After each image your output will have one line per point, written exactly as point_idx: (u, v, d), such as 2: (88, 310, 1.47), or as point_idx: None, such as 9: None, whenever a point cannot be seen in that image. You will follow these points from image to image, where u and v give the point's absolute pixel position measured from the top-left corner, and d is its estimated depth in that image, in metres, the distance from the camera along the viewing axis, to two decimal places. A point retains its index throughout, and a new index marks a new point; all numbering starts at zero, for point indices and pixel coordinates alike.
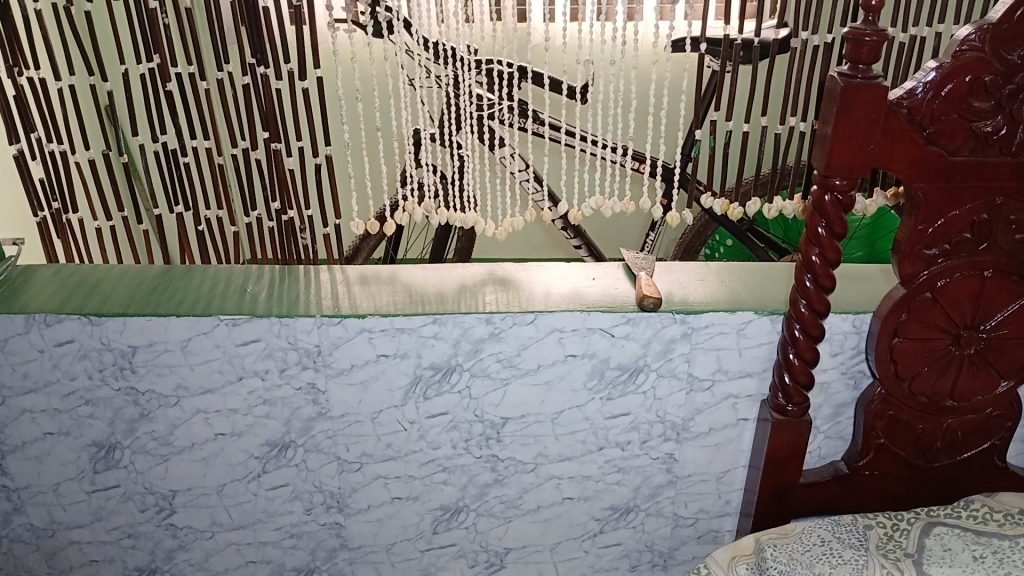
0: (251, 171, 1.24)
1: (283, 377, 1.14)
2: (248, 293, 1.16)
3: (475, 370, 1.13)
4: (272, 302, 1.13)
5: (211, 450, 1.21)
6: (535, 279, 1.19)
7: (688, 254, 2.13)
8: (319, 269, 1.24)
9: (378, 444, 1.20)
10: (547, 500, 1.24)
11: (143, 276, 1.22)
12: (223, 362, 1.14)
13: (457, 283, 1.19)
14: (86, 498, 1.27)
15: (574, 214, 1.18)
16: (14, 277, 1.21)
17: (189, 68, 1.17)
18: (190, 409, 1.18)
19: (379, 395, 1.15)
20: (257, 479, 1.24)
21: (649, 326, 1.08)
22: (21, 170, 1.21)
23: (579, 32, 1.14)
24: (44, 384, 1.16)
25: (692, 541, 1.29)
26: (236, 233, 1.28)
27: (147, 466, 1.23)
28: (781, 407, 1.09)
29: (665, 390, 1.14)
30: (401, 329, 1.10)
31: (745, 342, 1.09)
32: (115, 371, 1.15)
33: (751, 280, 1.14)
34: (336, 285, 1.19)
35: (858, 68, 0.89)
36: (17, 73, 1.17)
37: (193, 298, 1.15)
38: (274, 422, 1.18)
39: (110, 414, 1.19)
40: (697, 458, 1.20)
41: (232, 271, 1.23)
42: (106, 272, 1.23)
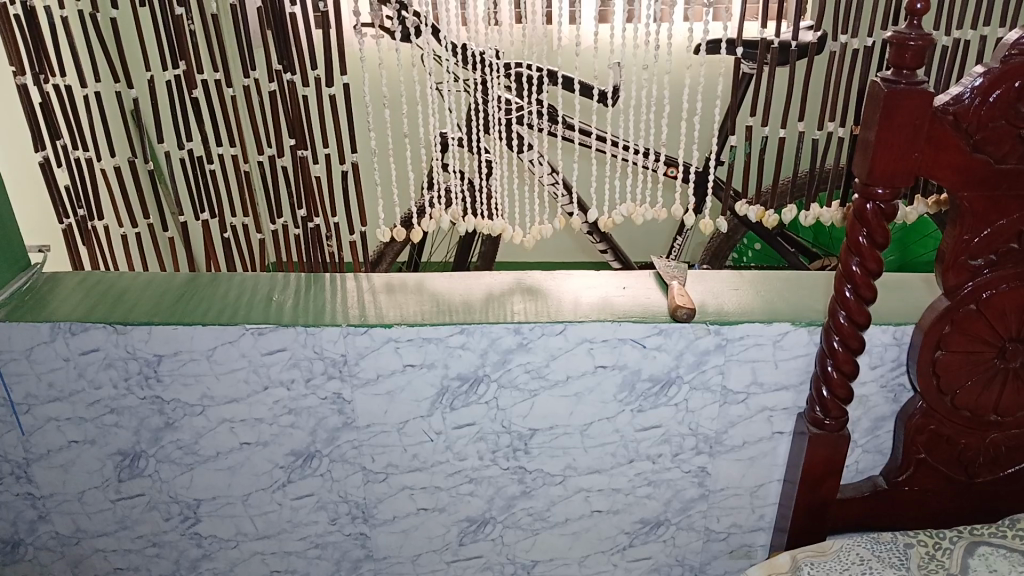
0: (276, 179, 1.22)
1: (309, 387, 1.13)
2: (274, 303, 1.15)
3: (503, 381, 1.11)
4: (298, 311, 1.12)
5: (237, 460, 1.20)
6: (564, 288, 1.17)
7: (716, 258, 2.10)
8: (344, 278, 1.23)
9: (405, 455, 1.18)
10: (576, 513, 1.21)
11: (168, 285, 1.21)
12: (249, 371, 1.13)
13: (485, 292, 1.17)
14: (111, 506, 1.26)
15: (606, 220, 1.16)
16: (42, 285, 1.21)
17: (215, 74, 1.16)
18: (215, 418, 1.17)
19: (406, 405, 1.14)
20: (282, 489, 1.22)
21: (682, 337, 1.05)
22: (47, 176, 1.22)
23: (611, 35, 1.09)
24: (70, 392, 1.16)
25: (724, 556, 1.25)
26: (262, 241, 1.27)
27: (172, 475, 1.22)
28: (818, 421, 1.06)
29: (698, 403, 1.10)
30: (428, 338, 1.08)
31: (781, 353, 1.06)
32: (141, 380, 1.14)
33: (786, 290, 1.11)
34: (361, 294, 1.18)
35: (901, 73, 0.86)
36: (43, 79, 1.17)
37: (218, 307, 1.14)
38: (299, 432, 1.17)
39: (135, 423, 1.18)
40: (731, 472, 1.16)
41: (257, 280, 1.22)
42: (133, 279, 1.22)
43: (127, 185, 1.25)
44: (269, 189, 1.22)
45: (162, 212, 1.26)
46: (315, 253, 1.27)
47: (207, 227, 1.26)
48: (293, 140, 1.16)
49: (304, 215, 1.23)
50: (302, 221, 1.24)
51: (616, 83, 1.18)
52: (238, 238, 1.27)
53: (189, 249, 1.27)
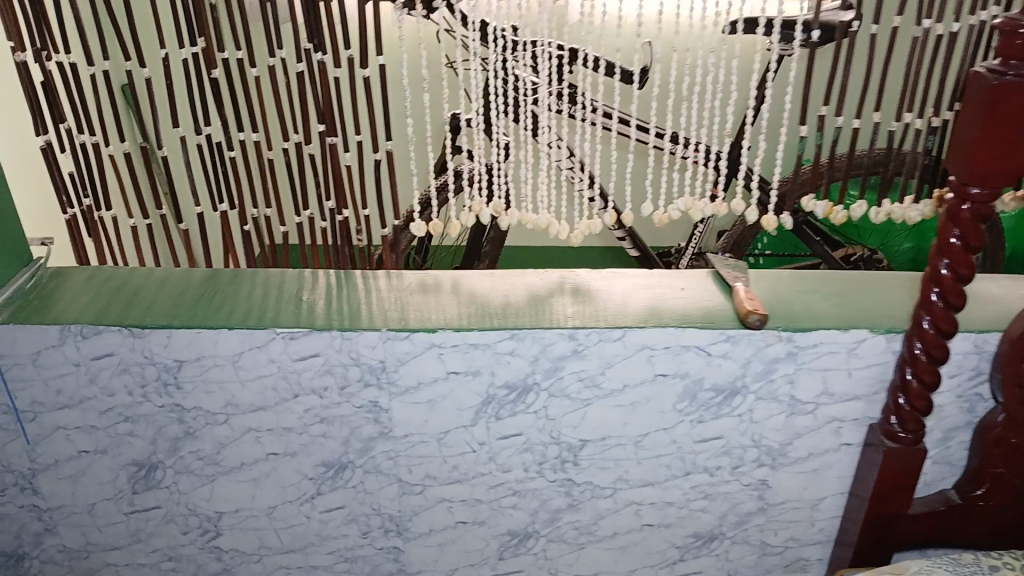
0: (303, 167, 1.13)
1: (343, 395, 1.06)
2: (305, 303, 1.06)
3: (553, 390, 1.03)
4: (332, 314, 1.04)
5: (263, 471, 1.12)
6: (616, 288, 1.09)
7: (737, 248, 2.00)
8: (376, 277, 1.14)
9: (444, 466, 1.10)
10: (625, 527, 1.13)
11: (187, 284, 1.12)
12: (278, 378, 1.05)
13: (529, 292, 1.10)
14: (124, 519, 1.18)
15: (661, 216, 1.07)
16: (49, 282, 1.12)
17: (237, 53, 1.06)
18: (240, 427, 1.09)
19: (447, 414, 1.06)
20: (311, 502, 1.14)
21: (751, 344, 0.97)
22: (50, 163, 1.12)
23: (674, 16, 0.99)
24: (80, 400, 1.08)
25: (779, 570, 1.18)
26: (286, 234, 1.17)
27: (192, 487, 1.14)
28: (892, 433, 1.00)
29: (763, 414, 1.03)
30: (475, 344, 1.00)
31: (855, 362, 0.99)
32: (159, 387, 1.06)
33: (858, 292, 1.04)
34: (395, 295, 1.09)
35: (1010, 64, 0.79)
36: (45, 56, 1.07)
37: (242, 308, 1.05)
38: (331, 442, 1.09)
39: (152, 432, 1.10)
40: (792, 485, 1.09)
41: (283, 278, 1.13)
42: (147, 277, 1.14)
43: (137, 174, 1.16)
44: (293, 179, 1.13)
45: (177, 202, 1.17)
46: (341, 247, 1.18)
47: (225, 219, 1.17)
48: (322, 127, 1.07)
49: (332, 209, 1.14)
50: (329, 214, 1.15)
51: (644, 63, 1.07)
52: (258, 231, 1.18)
53: (206, 243, 1.18)
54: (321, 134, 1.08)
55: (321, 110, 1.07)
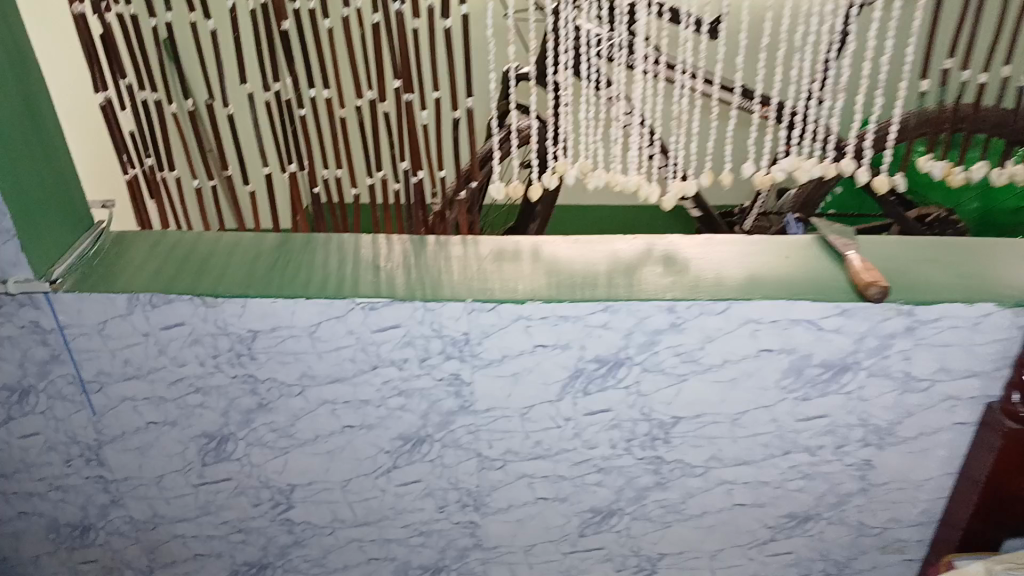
0: (376, 126, 1.06)
1: (423, 367, 1.00)
2: (383, 271, 1.01)
3: (647, 365, 0.97)
4: (410, 281, 0.98)
5: (338, 444, 1.08)
6: (714, 254, 1.02)
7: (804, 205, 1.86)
8: (453, 243, 1.08)
9: (526, 441, 1.05)
10: (715, 506, 1.09)
11: (257, 251, 1.06)
12: (356, 350, 1.00)
13: (617, 259, 1.03)
14: (193, 491, 1.15)
15: (761, 177, 1.00)
16: (114, 249, 1.07)
17: (309, 3, 0.99)
18: (315, 400, 1.04)
19: (532, 389, 1.00)
20: (386, 476, 1.10)
21: (866, 318, 0.91)
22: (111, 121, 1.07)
23: None
24: (148, 370, 1.04)
25: (874, 551, 1.13)
26: (357, 197, 1.11)
27: (264, 459, 1.10)
28: (1014, 413, 0.93)
29: (873, 392, 0.97)
30: (565, 316, 0.94)
31: (977, 338, 0.92)
32: (232, 358, 1.02)
33: (979, 262, 0.96)
34: (475, 262, 1.03)
35: None
36: (105, 7, 1.01)
37: (317, 273, 1.00)
38: (410, 416, 1.05)
39: (223, 404, 1.06)
40: (896, 465, 1.03)
41: (356, 244, 1.07)
42: (215, 244, 1.08)
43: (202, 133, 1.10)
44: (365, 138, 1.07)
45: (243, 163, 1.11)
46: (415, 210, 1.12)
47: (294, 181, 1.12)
48: (397, 82, 1.01)
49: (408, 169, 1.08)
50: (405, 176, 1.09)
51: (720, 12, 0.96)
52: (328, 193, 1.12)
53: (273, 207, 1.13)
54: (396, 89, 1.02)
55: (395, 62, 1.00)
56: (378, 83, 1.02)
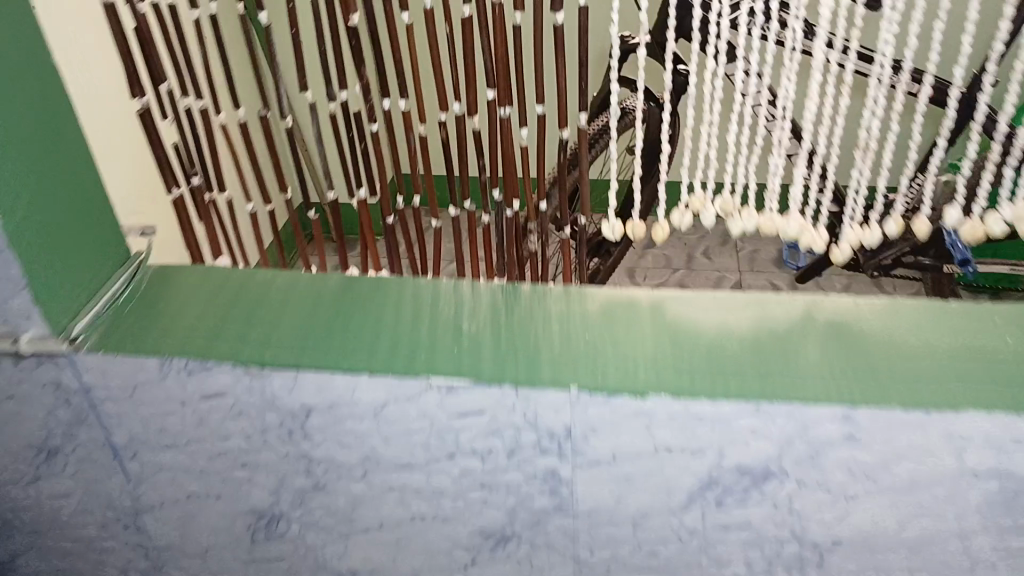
0: (464, 147, 0.84)
1: (512, 461, 0.80)
2: (468, 337, 0.80)
3: (806, 479, 0.74)
4: (500, 354, 0.77)
5: (406, 534, 0.89)
6: (897, 328, 0.76)
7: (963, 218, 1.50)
8: (554, 291, 0.86)
9: (638, 551, 0.84)
10: None
11: (316, 296, 0.87)
12: (431, 436, 0.80)
13: (764, 326, 0.78)
14: (242, 567, 0.99)
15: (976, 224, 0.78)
16: (152, 285, 0.89)
17: None
18: (380, 485, 0.85)
19: (651, 495, 0.79)
20: (464, 571, 0.91)
21: None
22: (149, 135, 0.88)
23: None
24: (186, 441, 0.87)
25: None
26: (439, 232, 0.91)
27: (321, 543, 0.93)
28: None
29: None
30: (701, 417, 0.72)
31: None
32: (282, 434, 0.84)
33: None
34: (582, 325, 0.80)
35: None
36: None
37: (389, 334, 0.80)
38: (493, 512, 0.84)
39: (272, 482, 0.88)
40: None
41: (435, 291, 0.87)
42: (268, 284, 0.89)
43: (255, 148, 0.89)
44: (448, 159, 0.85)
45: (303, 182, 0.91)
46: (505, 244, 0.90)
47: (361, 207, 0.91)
48: (491, 93, 0.79)
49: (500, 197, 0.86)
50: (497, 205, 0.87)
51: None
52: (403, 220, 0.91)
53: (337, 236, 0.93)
54: (489, 101, 0.79)
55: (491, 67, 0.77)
56: (468, 93, 0.80)
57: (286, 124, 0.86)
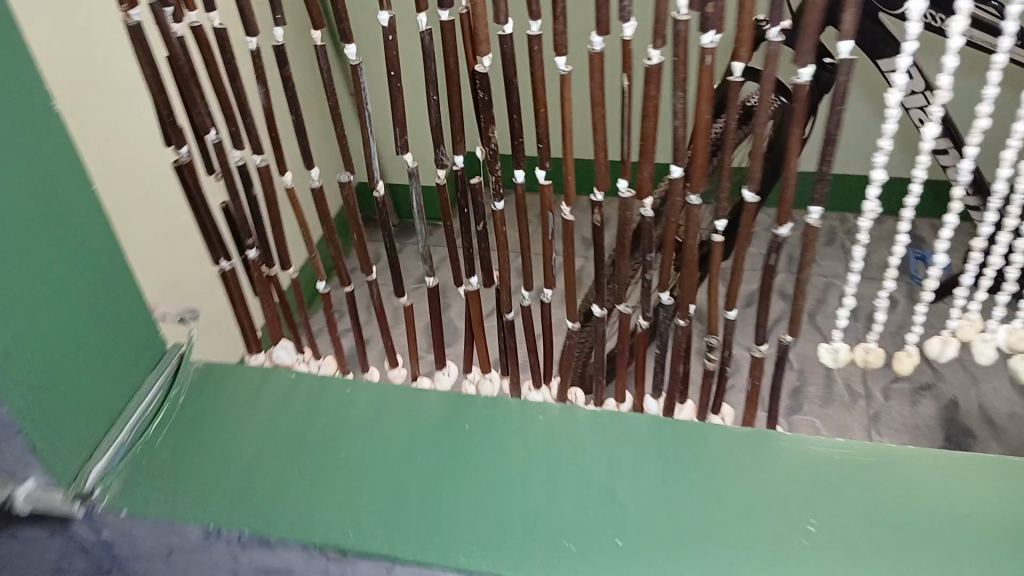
0: (624, 239, 0.61)
1: None
2: (630, 514, 0.57)
3: None
4: (680, 538, 0.55)
5: None
6: None
7: None
8: (738, 429, 0.62)
9: None
10: None
11: (417, 419, 0.64)
12: None
13: None
14: None
15: None
16: (201, 400, 0.67)
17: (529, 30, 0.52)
18: None
19: None
20: None
21: None
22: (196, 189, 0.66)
23: None
24: None
25: None
26: (572, 335, 0.69)
27: None
28: None
29: None
30: None
31: None
32: None
33: None
34: (790, 498, 0.57)
35: None
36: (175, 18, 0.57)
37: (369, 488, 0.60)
38: None
39: None
40: None
41: (575, 419, 0.63)
42: (351, 395, 0.67)
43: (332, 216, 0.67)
44: (601, 246, 0.62)
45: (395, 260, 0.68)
46: (666, 352, 0.67)
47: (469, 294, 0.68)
48: (677, 170, 0.55)
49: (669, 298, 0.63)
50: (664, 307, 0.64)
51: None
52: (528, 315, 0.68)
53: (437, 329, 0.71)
54: (671, 178, 0.56)
55: (681, 135, 0.54)
56: (646, 168, 0.57)
57: (377, 192, 0.63)
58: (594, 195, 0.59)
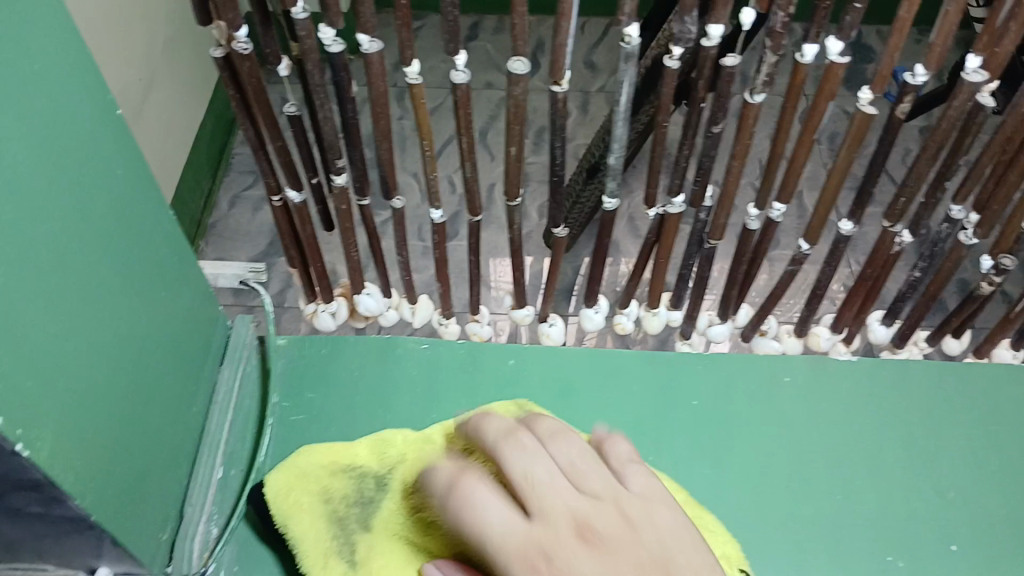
0: (925, 138, 0.43)
1: None
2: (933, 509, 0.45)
3: None
4: (982, 521, 0.45)
5: None
6: None
7: (891, 207, 0.47)
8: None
9: None
10: None
11: (625, 398, 0.48)
12: None
13: None
14: None
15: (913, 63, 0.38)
16: (311, 408, 0.48)
17: None
18: None
19: None
20: None
21: None
22: (258, 87, 0.43)
23: None
24: None
25: None
26: (801, 260, 0.53)
27: None
28: None
29: None
30: None
31: None
32: None
33: None
34: None
35: None
36: None
37: (350, 535, 0.40)
38: None
39: None
40: None
41: (827, 384, 0.50)
42: (519, 372, 0.50)
43: (471, 125, 0.44)
44: (886, 146, 0.44)
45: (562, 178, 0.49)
46: (928, 282, 0.53)
47: (665, 217, 0.50)
48: None
49: (968, 217, 0.47)
50: (946, 222, 0.49)
51: (992, 107, 0.41)
52: (747, 243, 0.50)
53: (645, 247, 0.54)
54: None
55: None
56: (1012, 39, 0.37)
57: (559, 88, 0.42)
58: (909, 75, 0.40)
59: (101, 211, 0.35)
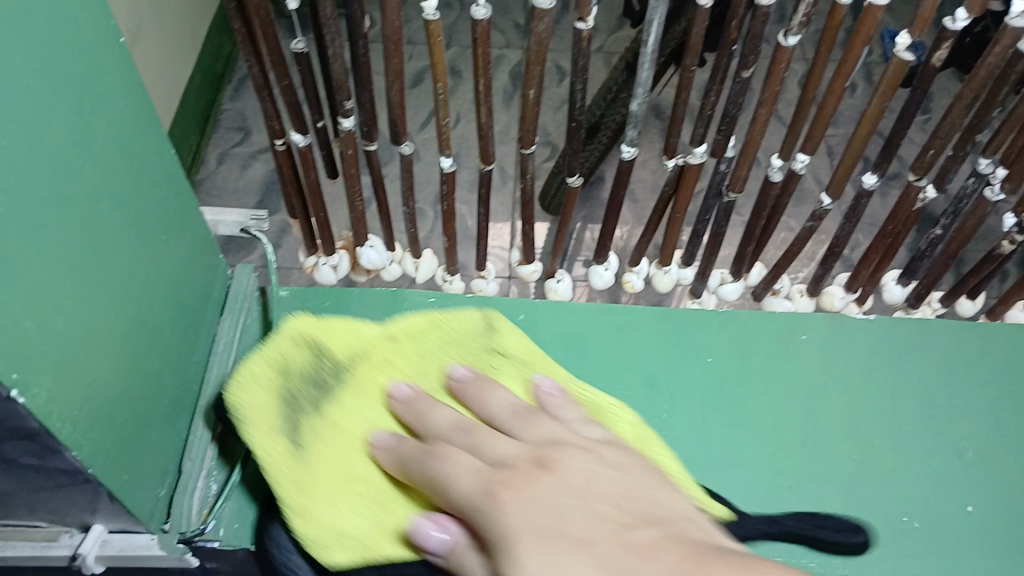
0: (961, 86, 0.41)
1: None
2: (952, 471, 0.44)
3: None
4: (1002, 483, 0.44)
5: None
6: None
7: (919, 159, 0.45)
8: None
9: None
10: None
11: (640, 353, 0.47)
12: None
13: None
14: None
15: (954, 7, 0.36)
16: None
17: None
18: None
19: None
20: None
21: None
22: (262, 19, 0.40)
23: None
24: None
25: None
26: (822, 215, 0.51)
27: None
28: None
29: None
30: None
31: None
32: None
33: None
34: None
35: None
36: None
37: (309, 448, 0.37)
38: None
39: None
40: None
41: (846, 343, 0.48)
42: (531, 327, 0.48)
43: (487, 66, 0.42)
44: (919, 94, 0.42)
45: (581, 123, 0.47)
46: (948, 241, 0.52)
47: (685, 167, 0.48)
48: None
49: (996, 172, 0.46)
50: (973, 176, 0.47)
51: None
52: (769, 194, 0.49)
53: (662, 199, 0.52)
54: None
55: None
56: None
57: (582, 24, 0.40)
58: (949, 20, 0.38)
59: (100, 143, 0.33)
